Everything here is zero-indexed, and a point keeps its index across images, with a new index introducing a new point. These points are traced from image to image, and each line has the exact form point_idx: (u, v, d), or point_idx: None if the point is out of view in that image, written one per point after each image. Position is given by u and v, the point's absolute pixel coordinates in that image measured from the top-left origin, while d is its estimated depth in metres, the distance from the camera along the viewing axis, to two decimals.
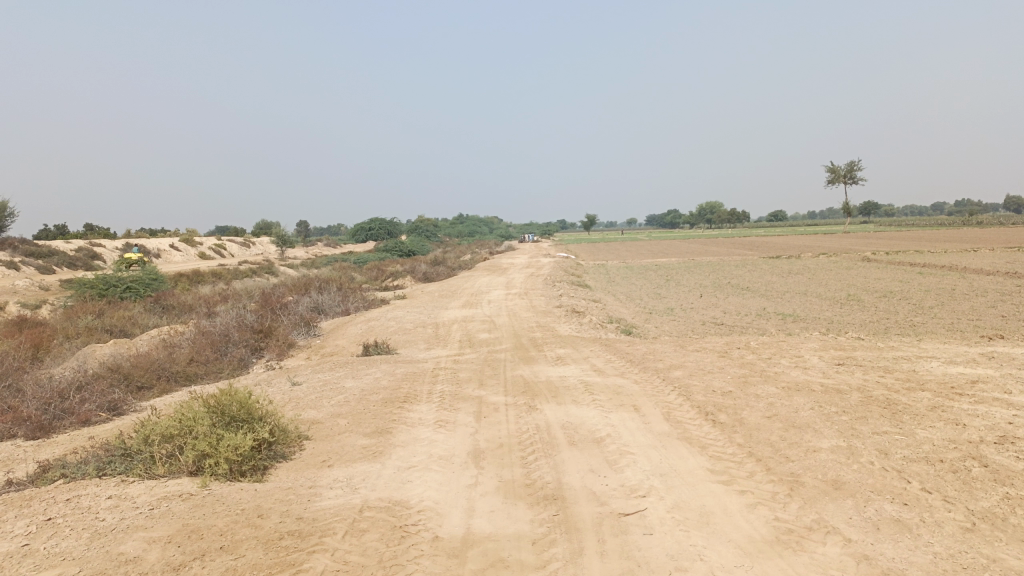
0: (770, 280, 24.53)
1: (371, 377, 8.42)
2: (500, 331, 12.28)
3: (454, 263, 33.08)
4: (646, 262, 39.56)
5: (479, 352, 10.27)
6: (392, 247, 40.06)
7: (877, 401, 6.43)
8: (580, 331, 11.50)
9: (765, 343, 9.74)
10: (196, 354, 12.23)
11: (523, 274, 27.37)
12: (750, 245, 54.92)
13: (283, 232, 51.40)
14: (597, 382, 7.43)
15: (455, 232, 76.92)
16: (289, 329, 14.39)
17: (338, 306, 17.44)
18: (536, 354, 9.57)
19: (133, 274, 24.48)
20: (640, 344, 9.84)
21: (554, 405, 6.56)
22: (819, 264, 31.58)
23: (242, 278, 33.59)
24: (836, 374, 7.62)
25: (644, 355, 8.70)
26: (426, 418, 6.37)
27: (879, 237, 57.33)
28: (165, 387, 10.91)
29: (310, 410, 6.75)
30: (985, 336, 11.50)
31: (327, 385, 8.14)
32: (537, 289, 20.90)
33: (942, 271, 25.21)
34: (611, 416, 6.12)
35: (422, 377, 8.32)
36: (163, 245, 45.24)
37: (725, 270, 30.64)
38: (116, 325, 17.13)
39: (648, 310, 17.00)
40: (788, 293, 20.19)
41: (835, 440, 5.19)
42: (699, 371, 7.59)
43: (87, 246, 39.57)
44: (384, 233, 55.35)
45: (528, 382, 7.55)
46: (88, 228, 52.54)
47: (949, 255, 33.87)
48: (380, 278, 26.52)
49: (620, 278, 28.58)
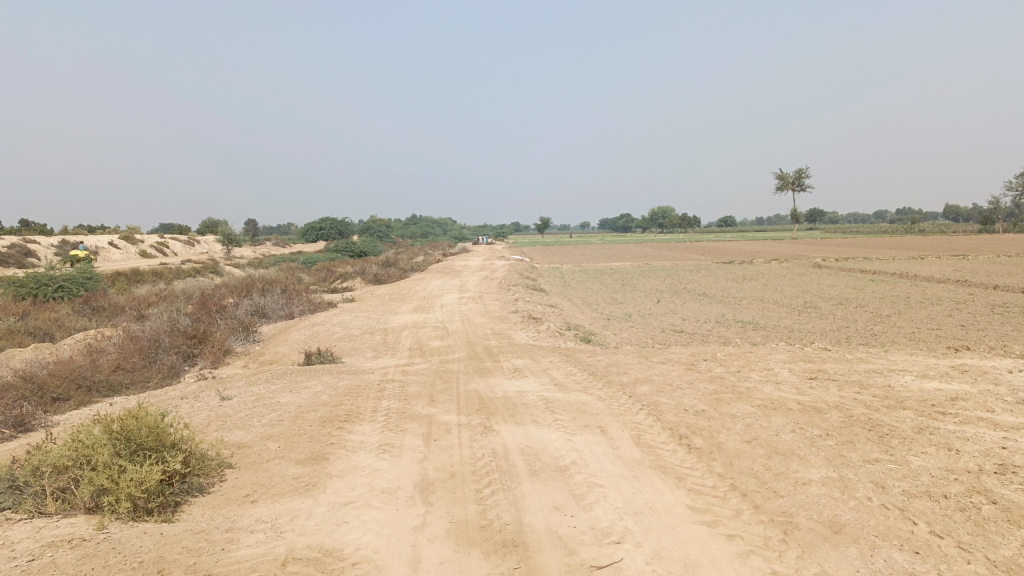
0: (726, 286, 24.36)
1: (310, 391, 7.67)
2: (453, 338, 11.58)
3: (407, 265, 32.26)
4: (601, 266, 39.31)
5: (430, 362, 9.56)
6: (343, 247, 39.01)
7: (860, 422, 5.96)
8: (538, 340, 10.89)
9: (732, 354, 9.26)
10: (123, 361, 11.27)
11: (478, 278, 26.72)
12: (702, 250, 55.33)
13: (230, 229, 49.74)
14: (558, 397, 6.81)
15: (409, 233, 75.98)
16: (227, 335, 13.46)
17: (281, 309, 16.53)
18: (491, 365, 8.91)
19: (65, 272, 23.07)
20: (602, 355, 9.26)
21: (511, 425, 5.92)
22: (772, 270, 31.67)
23: (185, 277, 32.23)
24: (810, 390, 7.15)
25: (607, 368, 8.11)
26: (368, 441, 5.68)
27: (826, 244, 58.52)
28: (84, 399, 9.92)
29: (236, 432, 5.97)
30: (950, 348, 11.22)
31: (261, 400, 7.35)
32: (492, 293, 20.26)
33: (893, 279, 25.45)
34: (575, 440, 5.50)
35: (367, 391, 7.61)
36: (102, 241, 43.33)
37: (680, 275, 30.50)
38: (39, 329, 15.94)
39: (606, 317, 16.51)
40: (746, 299, 19.94)
41: (825, 471, 4.68)
42: (668, 387, 7.03)
43: (19, 241, 37.53)
44: (336, 233, 54.17)
45: (482, 398, 6.89)
46: (23, 224, 50.28)
47: (896, 264, 34.38)
48: (329, 279, 25.57)
49: (576, 282, 28.16)
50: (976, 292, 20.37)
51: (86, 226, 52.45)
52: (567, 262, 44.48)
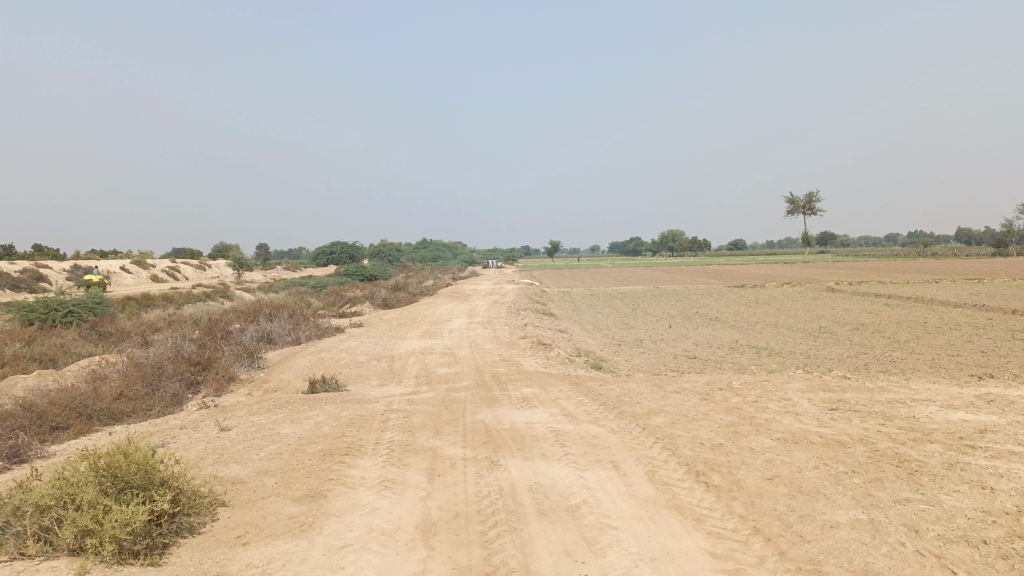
0: (738, 310, 24.03)
1: (311, 422, 7.42)
2: (461, 365, 11.32)
3: (416, 289, 32.15)
4: (611, 290, 39.04)
5: (437, 390, 9.31)
6: (353, 272, 38.94)
7: (887, 458, 5.66)
8: (547, 367, 10.62)
9: (748, 383, 8.95)
10: (125, 389, 11.06)
11: (487, 302, 26.50)
12: (712, 274, 54.99)
13: (240, 253, 49.82)
14: (568, 429, 6.54)
15: (419, 257, 76.05)
16: (232, 361, 13.26)
17: (288, 334, 16.34)
18: (499, 394, 8.64)
19: (75, 296, 23.01)
20: (613, 384, 8.97)
21: (519, 460, 5.65)
22: (785, 294, 31.31)
23: (195, 302, 32.18)
24: (832, 422, 6.84)
25: (619, 397, 7.83)
26: (369, 476, 5.41)
27: (839, 268, 58.06)
28: (85, 428, 9.72)
29: (232, 466, 5.73)
30: (972, 375, 10.87)
31: (260, 432, 7.11)
32: (501, 318, 20.01)
33: (909, 303, 25.06)
34: (587, 477, 5.23)
35: (370, 421, 7.35)
36: (114, 266, 43.46)
37: (692, 299, 30.17)
38: (45, 354, 15.80)
39: (618, 342, 16.22)
40: (759, 324, 19.60)
41: (853, 514, 4.38)
42: (682, 418, 6.74)
43: (32, 266, 37.64)
44: (347, 257, 54.24)
45: (489, 430, 6.62)
46: (37, 249, 50.58)
47: (911, 287, 33.95)
48: (338, 304, 25.43)
49: (587, 306, 27.90)
50: (994, 317, 19.95)
51: (98, 251, 52.66)
52: (577, 286, 44.19)
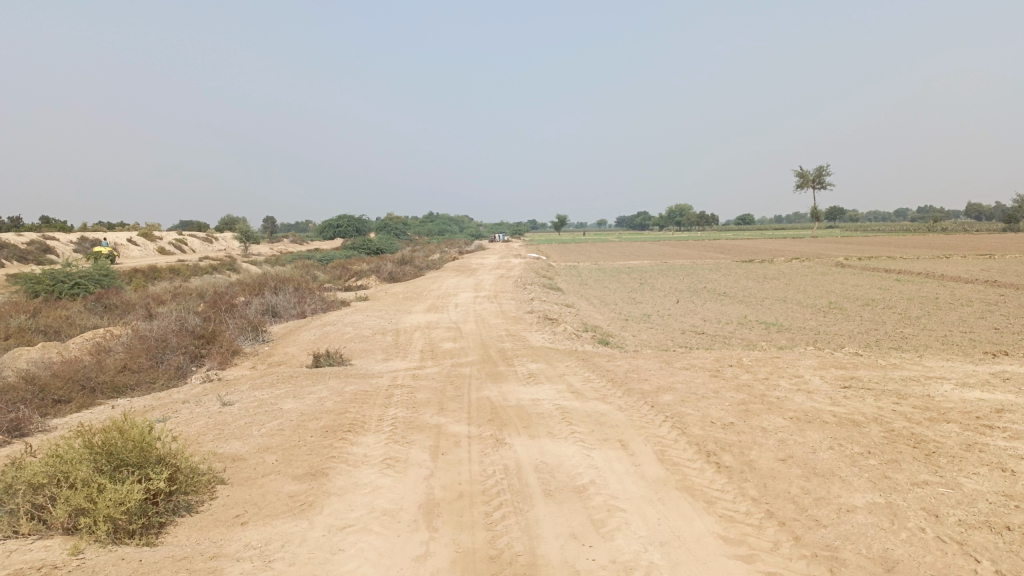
0: (746, 286, 23.81)
1: (314, 397, 7.31)
2: (466, 340, 11.18)
3: (423, 262, 31.98)
4: (619, 264, 38.81)
5: (441, 365, 9.18)
6: (359, 245, 38.80)
7: (902, 439, 5.51)
8: (554, 342, 10.47)
9: (758, 359, 8.79)
10: (128, 362, 10.98)
11: (494, 276, 26.33)
12: (720, 248, 54.65)
13: (246, 226, 49.68)
14: (575, 406, 6.40)
15: (426, 231, 75.83)
16: (236, 334, 13.16)
17: (293, 308, 16.23)
18: (505, 370, 8.50)
19: (81, 268, 22.94)
20: (621, 360, 8.81)
21: (525, 438, 5.52)
22: (794, 269, 31.04)
23: (201, 274, 32.12)
24: (845, 401, 6.68)
25: (627, 374, 7.68)
26: (371, 454, 5.30)
27: (847, 243, 57.65)
28: (87, 402, 9.65)
29: (233, 443, 5.62)
30: (987, 352, 10.68)
31: (262, 407, 6.99)
32: (508, 292, 19.87)
33: (919, 279, 24.79)
34: (594, 456, 5.10)
35: (374, 397, 7.23)
36: (120, 238, 43.41)
37: (700, 274, 29.94)
38: (50, 327, 15.74)
39: (625, 317, 16.06)
40: (768, 300, 19.40)
41: (869, 497, 4.24)
42: (692, 396, 6.59)
43: (39, 238, 37.61)
44: (353, 230, 54.06)
45: (494, 407, 6.49)
46: (44, 221, 50.57)
47: (921, 263, 33.62)
48: (344, 277, 25.31)
49: (594, 280, 27.70)
50: (1007, 293, 19.69)
51: (105, 223, 52.59)
52: (584, 260, 43.93)
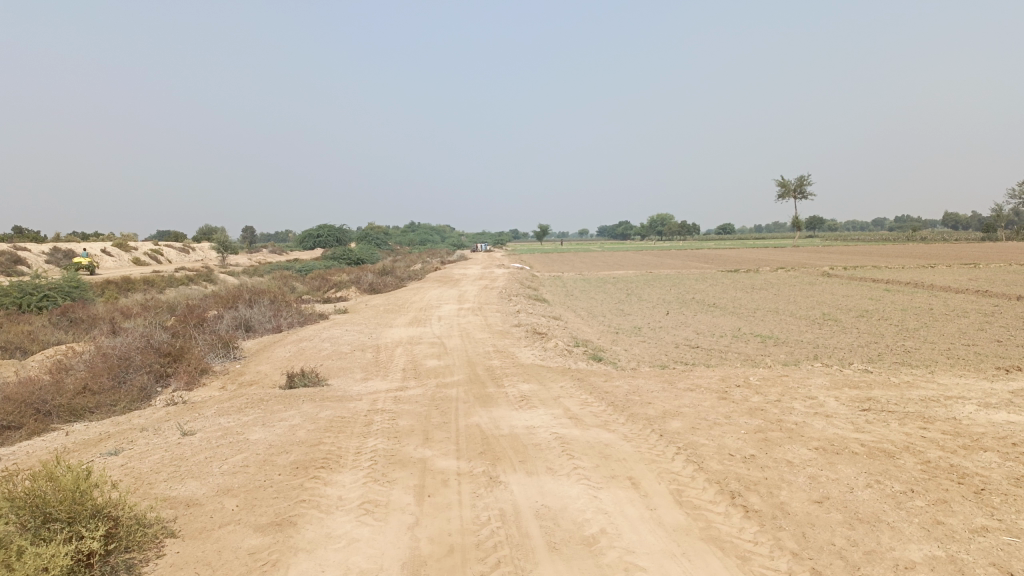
0: (735, 296, 23.35)
1: (285, 425, 6.62)
2: (451, 357, 10.49)
3: (405, 273, 31.28)
4: (603, 275, 38.28)
5: (426, 386, 8.49)
6: (340, 255, 38.03)
7: (944, 472, 4.92)
8: (545, 359, 9.85)
9: (766, 377, 8.19)
10: (88, 384, 10.20)
11: (478, 287, 25.69)
12: (703, 258, 54.35)
13: (224, 236, 48.69)
14: (575, 436, 5.77)
15: (408, 241, 75.12)
16: (205, 351, 12.39)
17: (268, 322, 15.50)
18: (494, 392, 7.83)
19: (49, 280, 22.03)
20: (618, 380, 8.19)
21: (522, 475, 4.89)
22: (781, 279, 30.70)
23: (177, 286, 31.21)
24: (869, 428, 6.09)
25: (628, 396, 7.06)
26: (347, 497, 4.64)
27: (830, 252, 57.79)
28: (41, 427, 8.87)
29: (189, 486, 4.93)
30: (998, 368, 10.17)
31: (227, 438, 6.29)
32: (492, 304, 19.23)
33: (909, 289, 24.46)
34: (602, 497, 4.46)
35: (352, 425, 6.55)
36: (95, 249, 42.33)
37: (686, 285, 29.43)
38: (11, 342, 14.89)
39: (615, 330, 15.46)
40: (760, 311, 18.89)
41: (929, 550, 3.64)
42: (703, 423, 5.97)
43: (9, 248, 36.42)
44: (334, 240, 53.24)
45: (485, 437, 5.83)
46: (17, 232, 49.37)
47: (907, 272, 33.41)
48: (323, 289, 24.55)
49: (580, 291, 27.17)
50: (1001, 303, 19.33)
51: (79, 233, 51.33)
52: (568, 270, 43.39)
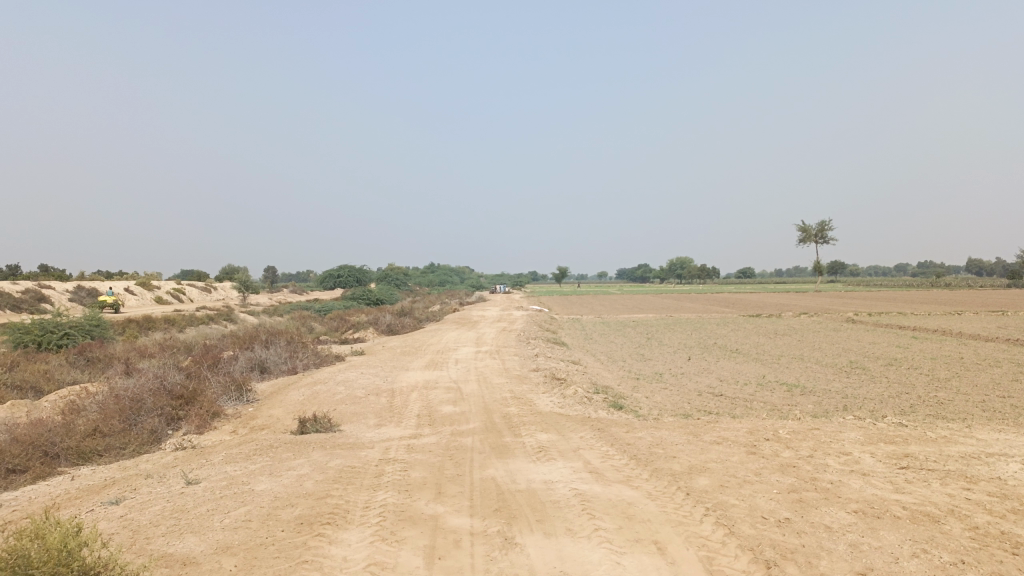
0: (758, 342, 22.90)
1: (293, 475, 6.36)
2: (468, 403, 10.20)
3: (423, 315, 31.14)
4: (623, 318, 37.86)
5: (440, 434, 8.21)
6: (359, 296, 38.04)
7: (995, 540, 4.55)
8: (564, 407, 9.54)
9: (796, 430, 7.82)
10: (99, 427, 10.02)
11: (496, 329, 25.45)
12: (724, 302, 53.78)
13: (245, 275, 49.00)
14: (596, 493, 5.45)
15: (427, 281, 75.30)
16: (218, 394, 12.20)
17: (284, 363, 15.33)
18: (511, 441, 7.53)
19: (70, 318, 22.11)
20: (641, 430, 7.86)
21: (540, 536, 4.58)
22: (805, 325, 30.20)
23: (196, 325, 31.26)
24: (909, 490, 5.72)
25: (651, 449, 6.73)
26: (353, 557, 4.35)
27: (853, 298, 57.02)
28: (47, 471, 8.66)
29: (187, 542, 4.67)
30: None
31: (231, 488, 6.03)
32: (511, 347, 18.96)
33: (937, 336, 23.86)
34: (625, 563, 4.15)
35: (362, 475, 6.28)
36: (118, 287, 42.72)
37: (708, 329, 28.99)
38: (27, 382, 14.82)
39: (636, 376, 15.10)
40: (784, 358, 18.45)
41: None
42: (732, 481, 5.64)
43: (34, 285, 36.78)
44: (353, 281, 53.43)
45: (501, 493, 5.53)
46: (43, 270, 50.08)
47: (934, 319, 32.74)
48: (341, 330, 24.42)
49: (600, 335, 26.83)
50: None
51: (103, 271, 51.88)
52: (587, 313, 43.09)
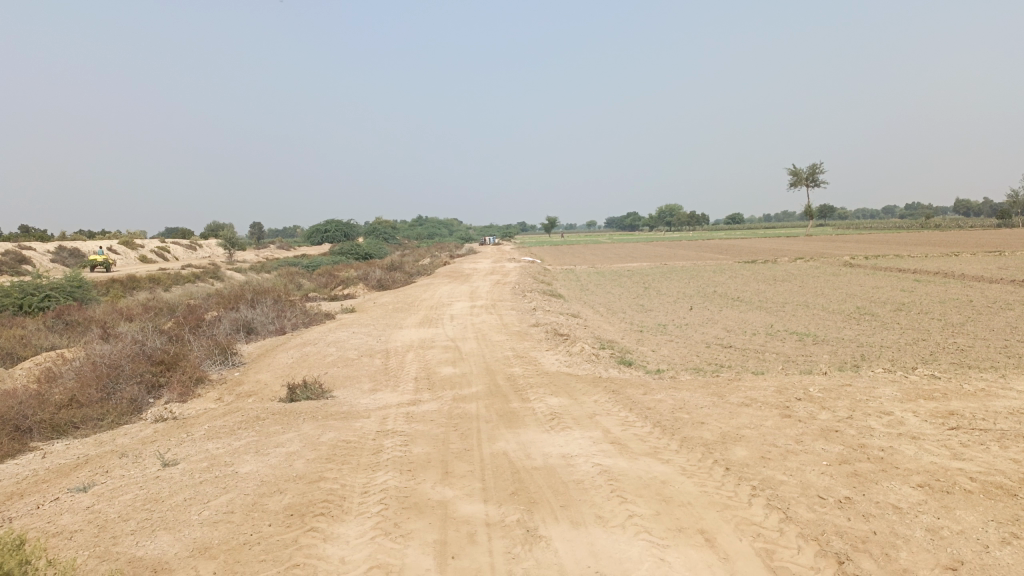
0: (758, 289, 22.42)
1: (282, 453, 5.72)
2: (468, 364, 9.57)
3: (413, 268, 30.41)
4: (618, 267, 37.19)
5: (441, 400, 7.59)
6: (348, 250, 37.24)
7: None
8: (572, 366, 8.94)
9: (827, 387, 7.22)
10: (75, 397, 9.34)
11: (490, 282, 24.81)
12: (717, 248, 53.18)
13: (231, 232, 47.91)
14: (624, 469, 4.83)
15: (417, 235, 74.31)
16: (202, 358, 11.50)
17: (271, 323, 14.62)
18: (519, 408, 6.89)
19: (50, 279, 21.23)
20: (659, 390, 7.26)
21: (568, 527, 3.96)
22: (803, 270, 29.71)
23: (182, 284, 30.42)
24: (969, 454, 5.14)
25: (676, 414, 6.12)
26: (352, 559, 3.72)
27: (845, 241, 56.52)
28: (17, 447, 7.99)
29: (159, 544, 4.01)
30: None
31: (212, 471, 5.38)
32: (507, 300, 18.34)
33: (940, 279, 23.39)
34: (673, 557, 3.55)
35: (359, 452, 5.65)
36: (100, 246, 41.59)
37: (706, 277, 28.46)
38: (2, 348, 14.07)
39: (640, 329, 14.53)
40: (789, 305, 17.92)
41: None
42: (774, 451, 5.03)
43: (14, 247, 35.59)
44: (342, 235, 52.46)
45: (516, 472, 4.90)
46: (24, 230, 48.85)
47: (933, 261, 32.28)
48: (330, 286, 23.70)
49: (596, 285, 26.26)
50: None
51: (85, 230, 50.53)
52: (580, 263, 42.52)
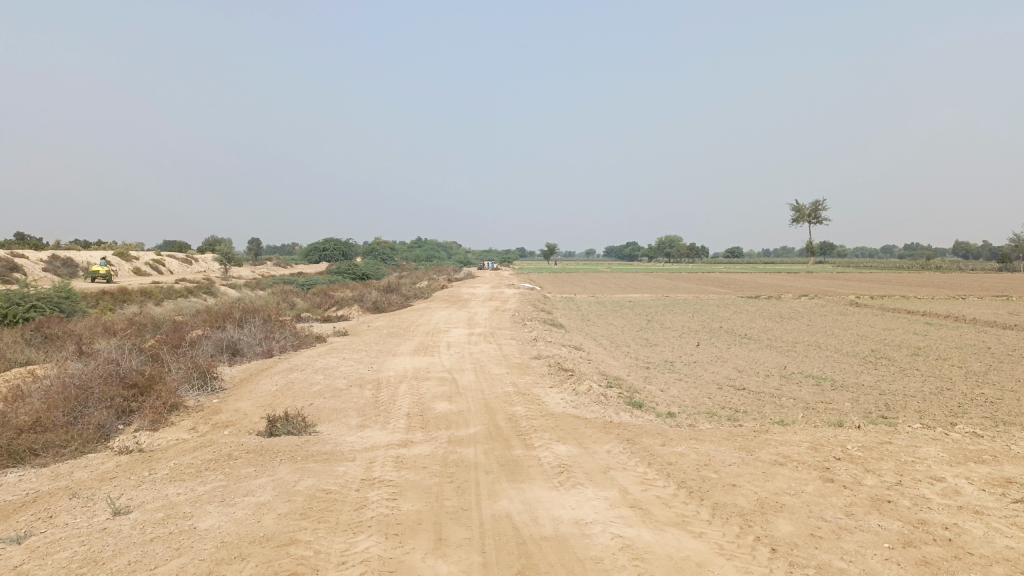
0: (765, 326, 21.72)
1: (251, 504, 4.96)
2: (465, 400, 8.83)
3: (410, 292, 29.67)
4: (618, 298, 36.39)
5: (435, 442, 6.84)
6: (345, 270, 36.58)
7: None
8: (579, 408, 8.20)
9: (865, 445, 6.49)
10: (38, 419, 8.55)
11: (489, 309, 24.10)
12: (719, 282, 52.59)
13: (227, 248, 47.21)
14: (651, 544, 4.09)
15: (415, 257, 73.68)
16: (179, 383, 10.74)
17: (258, 345, 13.88)
18: (523, 456, 6.15)
19: (38, 289, 20.47)
20: (678, 441, 6.53)
21: None
22: (809, 308, 29.02)
23: (174, 299, 29.61)
24: None
25: (703, 474, 5.37)
26: None
27: (848, 279, 55.86)
28: None
29: None
30: None
31: (168, 524, 4.63)
32: (506, 329, 17.61)
33: (952, 323, 22.68)
34: None
35: (340, 507, 4.89)
36: (93, 256, 40.80)
37: (709, 311, 27.74)
38: None
39: (645, 365, 13.81)
40: (800, 345, 17.21)
41: None
42: (825, 528, 4.29)
43: (6, 255, 34.78)
44: (338, 255, 51.84)
45: (522, 543, 4.15)
46: (19, 238, 48.12)
47: (941, 304, 31.62)
48: (324, 307, 22.97)
49: (598, 316, 25.55)
50: None
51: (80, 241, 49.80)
52: (580, 291, 41.91)
